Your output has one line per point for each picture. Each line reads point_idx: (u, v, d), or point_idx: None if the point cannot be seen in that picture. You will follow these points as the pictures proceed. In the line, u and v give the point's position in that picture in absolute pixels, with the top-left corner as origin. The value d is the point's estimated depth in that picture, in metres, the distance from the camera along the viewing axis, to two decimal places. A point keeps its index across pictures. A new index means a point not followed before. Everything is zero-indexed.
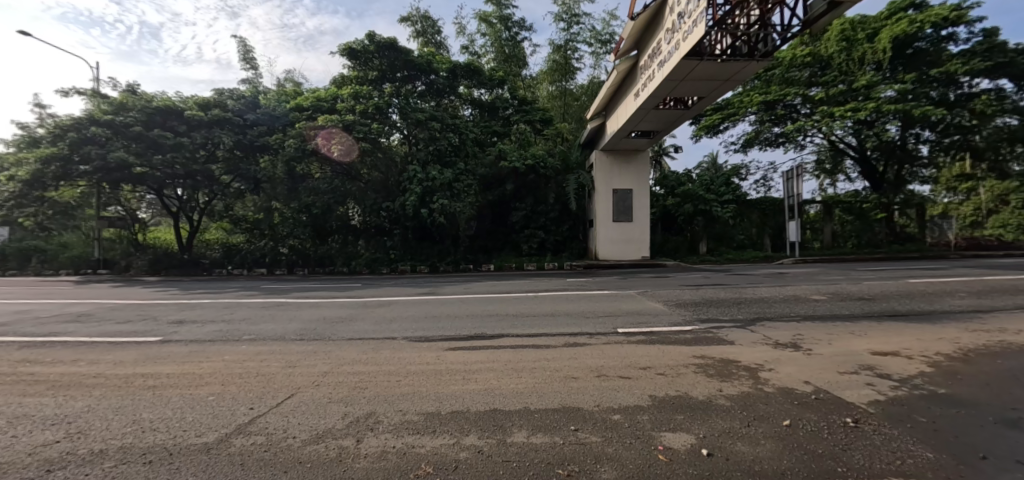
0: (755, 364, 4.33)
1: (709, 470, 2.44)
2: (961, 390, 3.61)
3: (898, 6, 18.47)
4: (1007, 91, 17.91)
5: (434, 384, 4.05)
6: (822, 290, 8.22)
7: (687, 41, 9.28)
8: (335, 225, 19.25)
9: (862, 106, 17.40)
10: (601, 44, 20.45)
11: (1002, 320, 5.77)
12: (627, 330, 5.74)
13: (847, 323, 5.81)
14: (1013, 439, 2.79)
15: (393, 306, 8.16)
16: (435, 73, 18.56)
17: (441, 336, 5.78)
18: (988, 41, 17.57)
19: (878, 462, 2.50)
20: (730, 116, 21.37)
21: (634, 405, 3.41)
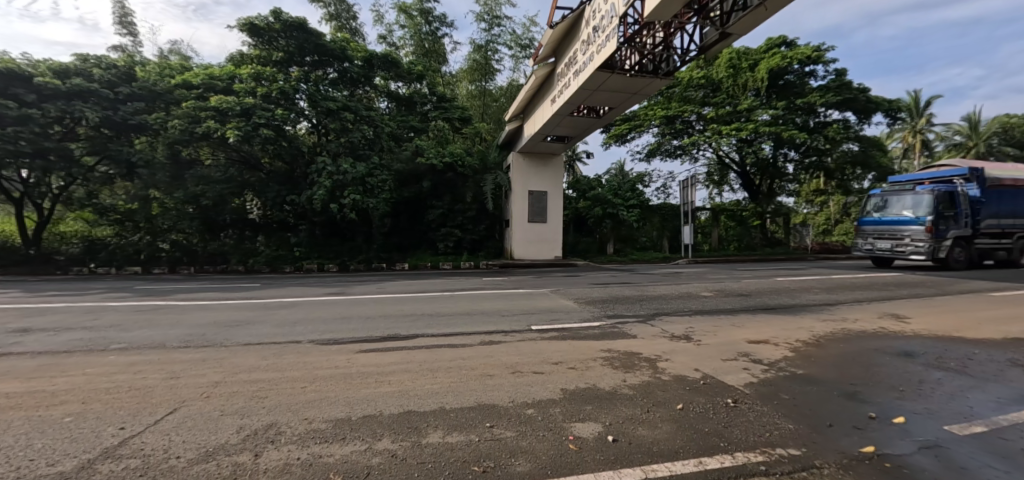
0: (654, 355, 4.75)
1: (614, 455, 2.65)
2: (813, 370, 4.32)
3: (774, 43, 21.46)
4: (851, 121, 21.63)
5: (345, 388, 3.85)
6: (711, 288, 9.28)
7: (601, 54, 9.85)
8: (229, 219, 17.39)
9: (743, 127, 19.99)
10: (522, 48, 20.90)
11: (843, 311, 7.03)
12: (541, 327, 5.94)
13: (728, 316, 6.64)
14: (849, 409, 3.43)
15: (300, 307, 7.58)
16: (349, 61, 17.50)
17: (352, 338, 5.50)
18: (839, 79, 21.09)
19: (752, 435, 2.94)
20: (636, 127, 23.30)
21: (547, 398, 3.55)
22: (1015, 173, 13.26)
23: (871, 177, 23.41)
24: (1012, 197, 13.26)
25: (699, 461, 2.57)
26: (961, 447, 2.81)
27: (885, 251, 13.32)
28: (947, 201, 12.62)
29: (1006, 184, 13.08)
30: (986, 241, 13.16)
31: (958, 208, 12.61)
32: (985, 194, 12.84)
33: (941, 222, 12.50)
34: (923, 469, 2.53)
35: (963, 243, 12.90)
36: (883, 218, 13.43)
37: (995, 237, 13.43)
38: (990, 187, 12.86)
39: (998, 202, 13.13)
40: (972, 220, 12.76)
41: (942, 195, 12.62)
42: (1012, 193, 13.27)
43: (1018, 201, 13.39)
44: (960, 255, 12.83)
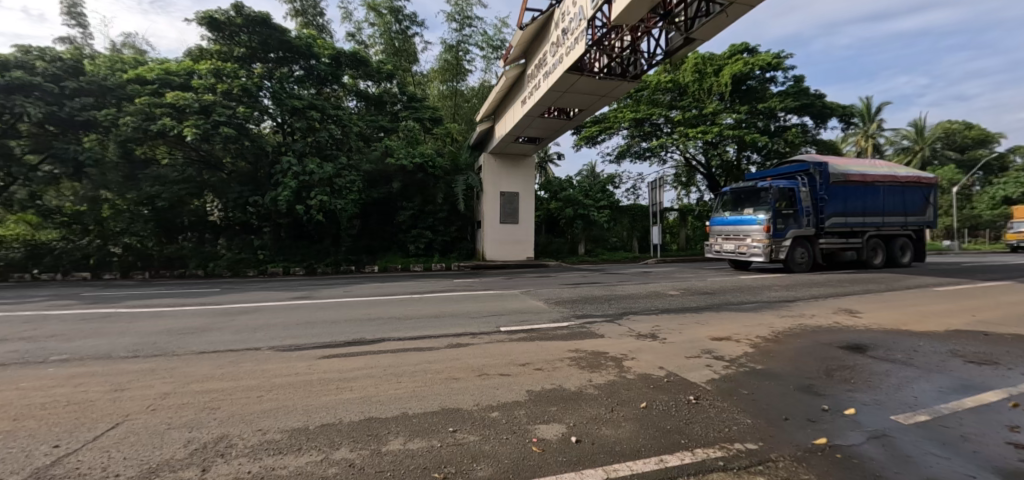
0: (620, 354, 4.79)
1: (577, 456, 2.64)
2: (772, 365, 4.45)
3: (737, 49, 22.25)
4: (809, 126, 22.63)
5: (303, 396, 3.70)
6: (677, 286, 9.48)
7: (570, 56, 9.91)
8: (187, 221, 16.62)
9: (708, 130, 20.62)
10: (493, 49, 20.88)
11: (800, 307, 7.31)
12: (510, 328, 5.91)
13: (694, 314, 6.79)
14: (804, 401, 3.54)
15: (262, 312, 7.29)
16: (316, 58, 17.05)
17: (316, 343, 5.31)
18: (797, 85, 22.05)
19: (712, 430, 2.99)
20: (606, 129, 23.67)
21: (512, 401, 3.51)
22: (861, 169, 13.28)
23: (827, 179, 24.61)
24: (860, 194, 13.30)
25: (660, 459, 2.59)
26: (907, 436, 2.93)
27: (730, 252, 13.42)
28: (789, 198, 12.69)
29: (855, 180, 13.07)
30: (833, 241, 13.18)
31: (798, 207, 12.59)
32: (831, 190, 12.86)
33: (782, 221, 12.56)
34: (870, 458, 2.62)
35: (806, 244, 12.92)
36: (729, 219, 13.55)
37: (845, 236, 13.46)
38: (835, 183, 12.82)
39: (848, 199, 13.14)
40: (814, 219, 12.82)
41: (784, 192, 12.68)
42: (862, 189, 13.30)
43: (865, 199, 13.43)
44: (802, 256, 12.84)
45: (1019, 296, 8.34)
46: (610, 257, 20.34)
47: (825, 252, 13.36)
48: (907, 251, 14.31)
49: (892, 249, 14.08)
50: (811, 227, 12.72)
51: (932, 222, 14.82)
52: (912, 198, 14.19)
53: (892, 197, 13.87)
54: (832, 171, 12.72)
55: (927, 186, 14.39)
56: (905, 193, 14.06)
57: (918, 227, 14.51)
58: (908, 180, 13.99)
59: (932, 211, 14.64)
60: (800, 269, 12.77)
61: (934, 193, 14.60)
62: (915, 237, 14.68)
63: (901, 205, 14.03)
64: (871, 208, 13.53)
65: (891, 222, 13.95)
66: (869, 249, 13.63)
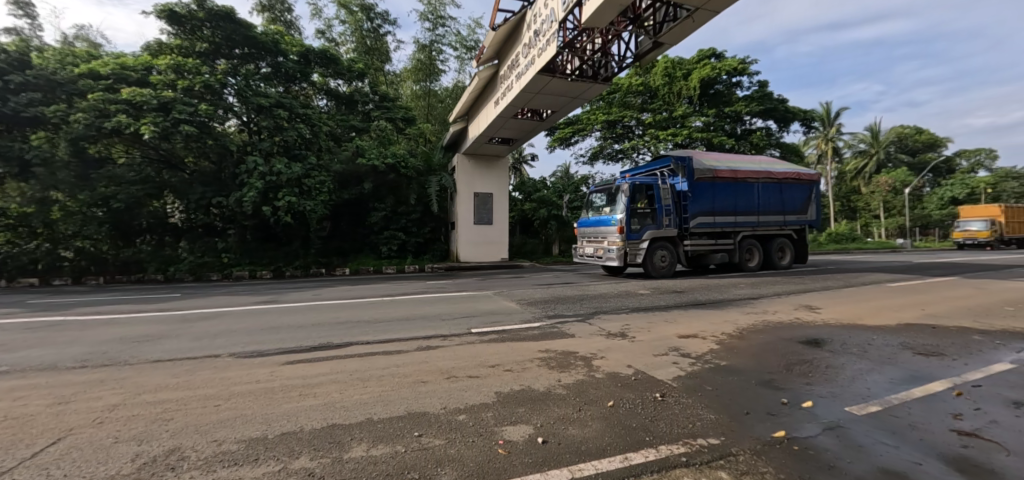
0: (590, 353, 4.83)
1: (542, 457, 2.63)
2: (736, 361, 4.57)
3: (705, 54, 22.91)
4: (772, 129, 23.48)
5: (264, 403, 3.56)
6: (648, 286, 9.64)
7: (542, 57, 9.97)
8: (145, 223, 15.85)
9: (678, 132, 21.23)
10: (467, 49, 20.81)
11: (763, 304, 7.55)
12: (481, 330, 5.87)
13: (662, 313, 6.91)
14: (765, 396, 3.65)
15: (224, 318, 7.00)
16: (283, 55, 16.58)
17: (280, 349, 5.14)
18: (762, 90, 22.86)
19: (676, 427, 3.04)
20: (579, 131, 23.93)
21: (480, 403, 3.48)
22: (733, 164, 12.31)
23: None
24: (731, 191, 12.22)
25: (624, 457, 2.61)
26: (859, 427, 3.05)
27: (591, 256, 12.18)
28: (648, 196, 11.64)
29: (723, 177, 11.99)
30: (700, 242, 12.13)
31: (657, 205, 11.63)
32: (695, 187, 11.76)
33: (640, 221, 11.45)
34: (825, 449, 2.72)
35: (668, 245, 11.87)
36: (591, 220, 12.31)
37: (716, 237, 12.42)
38: (699, 179, 11.72)
39: (718, 197, 12.08)
40: (674, 218, 11.79)
41: (643, 188, 11.59)
42: (733, 187, 12.24)
43: (738, 197, 12.38)
44: (663, 259, 11.80)
45: (962, 290, 8.87)
46: None
47: (692, 254, 12.32)
48: (788, 252, 13.44)
49: (769, 250, 13.11)
50: (671, 227, 11.73)
51: (817, 221, 13.92)
52: (791, 197, 13.22)
53: (767, 195, 12.87)
54: (695, 166, 11.67)
55: (808, 184, 13.43)
56: (783, 191, 13.08)
57: (799, 227, 13.56)
58: (786, 177, 12.99)
59: (815, 210, 13.73)
60: (659, 274, 11.70)
61: (816, 191, 13.67)
62: (796, 238, 13.80)
63: (779, 204, 13.05)
64: (744, 207, 12.48)
65: (768, 222, 12.94)
66: (744, 251, 12.61)
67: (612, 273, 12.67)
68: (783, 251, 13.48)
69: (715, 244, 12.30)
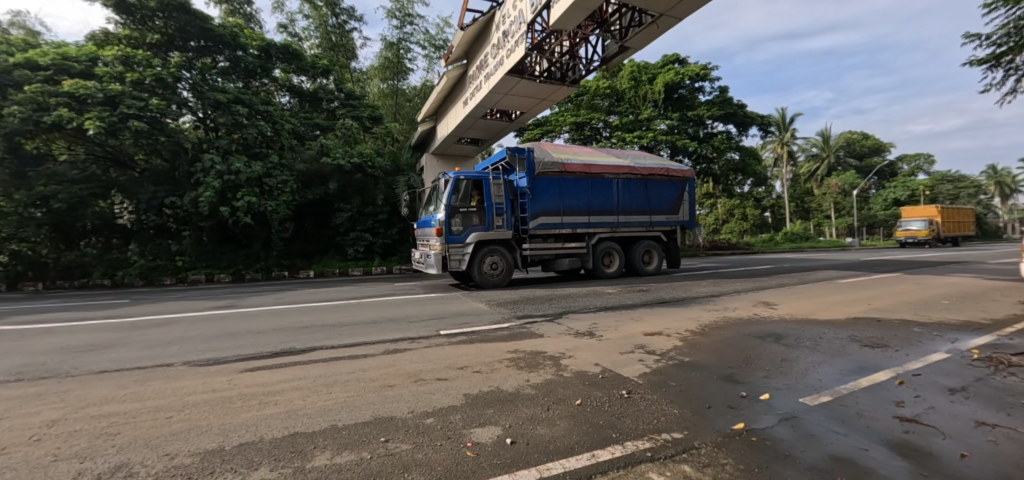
0: (558, 353, 4.88)
1: (510, 458, 2.64)
2: (698, 357, 4.74)
3: (669, 60, 23.64)
4: (733, 133, 24.43)
5: (222, 414, 3.41)
6: (615, 285, 9.82)
7: (511, 58, 10.02)
8: (89, 225, 14.82)
9: (644, 135, 21.83)
10: (436, 48, 20.63)
11: (723, 301, 7.86)
12: (449, 331, 5.83)
13: (628, 311, 7.07)
14: (725, 389, 3.80)
15: (178, 324, 6.65)
16: (242, 49, 15.91)
17: (239, 356, 4.93)
18: (722, 95, 23.77)
19: (642, 423, 3.12)
20: (548, 132, 24.13)
21: (448, 405, 3.46)
22: (589, 158, 11.16)
23: (749, 182, 26.74)
24: (584, 187, 11.04)
25: (591, 455, 2.66)
26: (812, 417, 3.22)
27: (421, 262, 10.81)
28: (476, 193, 10.31)
29: (573, 171, 10.83)
30: (542, 246, 10.80)
31: (485, 203, 10.30)
32: (535, 183, 10.47)
33: (463, 222, 10.03)
34: (781, 439, 2.85)
35: (500, 249, 10.51)
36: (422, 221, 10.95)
37: (567, 239, 11.21)
38: (540, 175, 10.46)
39: (566, 194, 10.87)
40: (508, 219, 10.48)
41: (473, 184, 10.30)
42: (587, 183, 11.08)
43: (591, 193, 11.17)
44: (493, 265, 10.39)
45: (902, 285, 9.52)
46: None
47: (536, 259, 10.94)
48: (657, 256, 12.41)
49: (632, 255, 12.00)
50: (506, 228, 10.45)
51: (692, 222, 12.88)
52: (659, 194, 12.14)
53: (630, 192, 11.75)
54: (533, 158, 10.33)
55: (679, 181, 12.34)
56: (648, 189, 11.95)
57: (666, 228, 12.43)
58: (653, 173, 11.87)
59: (688, 210, 12.65)
60: (491, 284, 10.33)
61: (688, 190, 12.61)
62: (667, 240, 12.72)
63: (644, 202, 11.92)
64: (600, 205, 11.32)
65: (629, 223, 11.79)
66: (601, 256, 11.46)
67: (459, 282, 11.29)
68: (651, 255, 12.44)
69: (563, 248, 11.04)
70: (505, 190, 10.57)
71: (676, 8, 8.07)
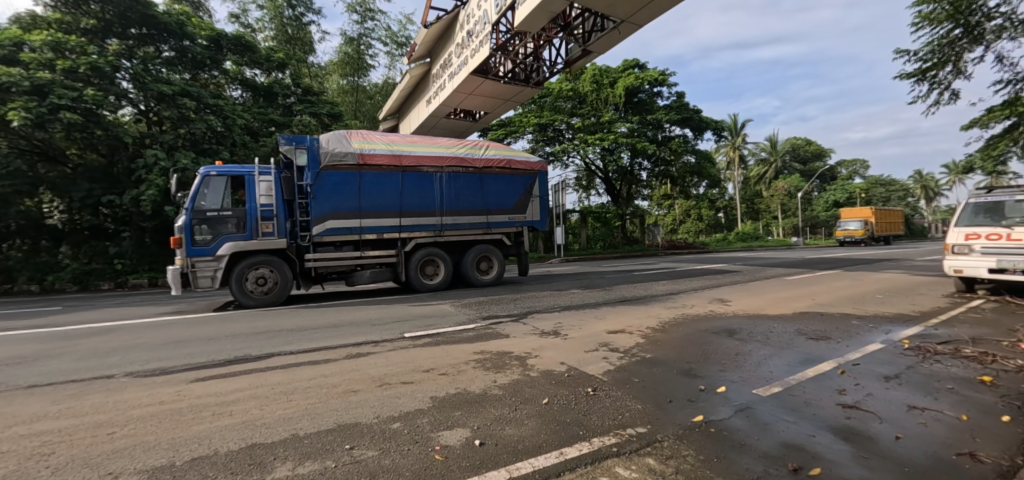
0: (524, 353, 4.92)
1: (479, 459, 2.64)
2: (659, 353, 4.93)
3: (629, 65, 24.38)
4: (689, 137, 25.48)
5: (172, 427, 3.20)
6: (578, 284, 10.01)
7: (475, 58, 10.01)
8: (10, 226, 13.43)
9: (605, 137, 22.38)
10: (398, 45, 20.25)
11: (681, 299, 8.20)
12: (415, 334, 5.76)
13: (591, 310, 7.24)
14: (683, 383, 3.98)
15: (118, 332, 6.18)
16: (189, 39, 14.94)
17: (190, 364, 4.65)
18: (679, 100, 24.77)
19: (608, 419, 3.22)
20: (511, 133, 24.22)
21: (415, 409, 3.42)
22: (406, 148, 9.64)
23: (704, 184, 27.98)
24: (393, 183, 9.44)
25: (559, 453, 2.71)
26: (764, 407, 3.43)
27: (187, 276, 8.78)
28: (237, 194, 8.29)
29: (377, 163, 9.21)
30: (332, 258, 8.95)
31: (247, 205, 8.27)
32: (320, 179, 8.77)
33: (212, 229, 7.97)
34: (736, 429, 3.02)
35: (273, 261, 8.47)
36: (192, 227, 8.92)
37: (370, 248, 9.41)
38: (325, 170, 8.79)
39: (367, 191, 9.21)
40: (280, 225, 8.51)
41: (232, 183, 8.26)
42: (398, 177, 9.47)
43: (403, 190, 9.53)
44: (258, 281, 8.31)
45: (841, 282, 10.28)
46: None
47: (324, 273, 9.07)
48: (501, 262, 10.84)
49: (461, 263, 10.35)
50: (280, 236, 8.48)
51: (543, 222, 11.47)
52: (500, 190, 10.72)
53: (465, 188, 10.25)
54: (318, 150, 8.71)
55: (524, 174, 10.98)
56: (483, 184, 10.49)
57: (508, 229, 10.89)
58: (486, 165, 10.46)
59: (536, 208, 11.22)
60: (254, 305, 8.20)
61: (536, 185, 11.25)
62: (512, 243, 11.13)
63: (482, 199, 10.45)
64: (422, 204, 9.75)
65: (457, 225, 10.20)
66: (417, 266, 9.70)
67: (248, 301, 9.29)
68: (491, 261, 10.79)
69: (361, 258, 9.25)
70: (279, 189, 8.65)
71: (636, 15, 8.34)
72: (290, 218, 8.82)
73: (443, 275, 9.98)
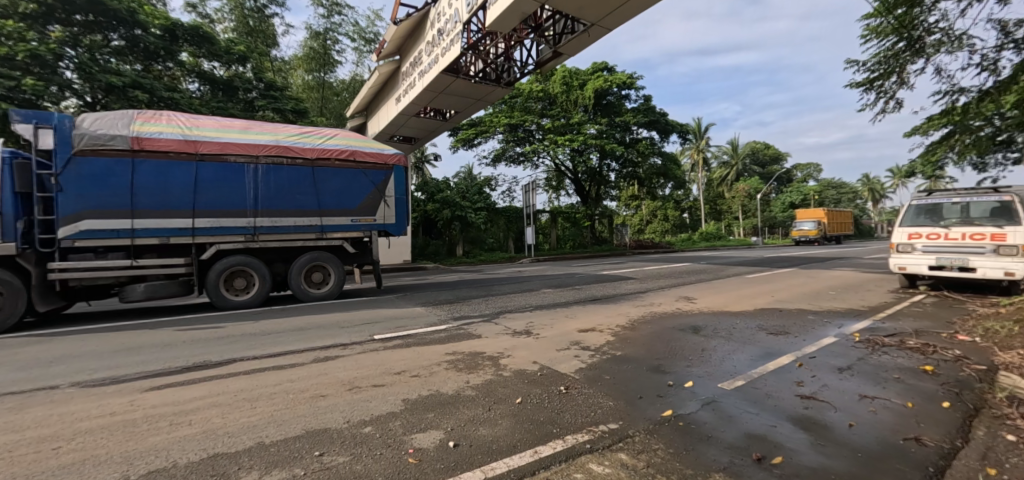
0: (497, 353, 4.93)
1: (454, 461, 2.63)
2: (628, 350, 5.05)
3: (598, 67, 24.80)
4: (655, 139, 26.17)
5: (125, 439, 3.01)
6: (549, 284, 10.10)
7: (446, 57, 9.93)
8: None
9: (575, 138, 22.65)
10: (366, 42, 19.80)
11: (648, 297, 8.43)
12: (385, 336, 5.65)
13: (562, 309, 7.33)
14: (652, 379, 4.10)
15: (61, 340, 5.75)
16: (141, 27, 14.07)
17: (144, 372, 4.38)
18: (647, 103, 25.42)
19: (580, 416, 3.27)
20: (482, 133, 24.16)
21: (387, 412, 3.36)
22: (219, 134, 8.11)
23: (669, 186, 28.79)
24: (185, 175, 7.78)
25: (534, 451, 2.73)
26: (728, 400, 3.58)
27: None
28: None
29: (165, 148, 7.59)
30: (95, 266, 7.17)
31: None
32: (76, 169, 7.07)
33: None
34: (702, 422, 3.14)
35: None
36: None
37: (152, 254, 7.75)
38: (79, 157, 7.07)
39: (143, 183, 7.51)
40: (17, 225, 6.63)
41: None
42: (192, 168, 7.82)
43: (200, 184, 7.90)
44: None
45: (797, 279, 10.83)
46: (487, 257, 21.12)
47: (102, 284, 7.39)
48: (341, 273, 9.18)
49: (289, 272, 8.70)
50: (5, 239, 6.49)
51: (400, 226, 9.94)
52: (343, 187, 9.19)
53: (293, 184, 8.69)
54: (69, 131, 7.01)
55: (376, 169, 9.52)
56: (318, 180, 8.95)
57: (351, 234, 9.33)
58: (322, 157, 8.94)
59: (389, 210, 9.67)
60: None
61: (392, 184, 9.78)
62: (358, 251, 9.56)
63: (316, 197, 8.91)
64: (227, 201, 8.12)
65: (280, 228, 8.59)
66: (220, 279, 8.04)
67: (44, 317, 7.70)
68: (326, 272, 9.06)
69: (138, 268, 7.53)
70: (8, 177, 6.68)
71: (606, 19, 8.49)
72: (25, 216, 6.86)
73: (257, 288, 8.25)
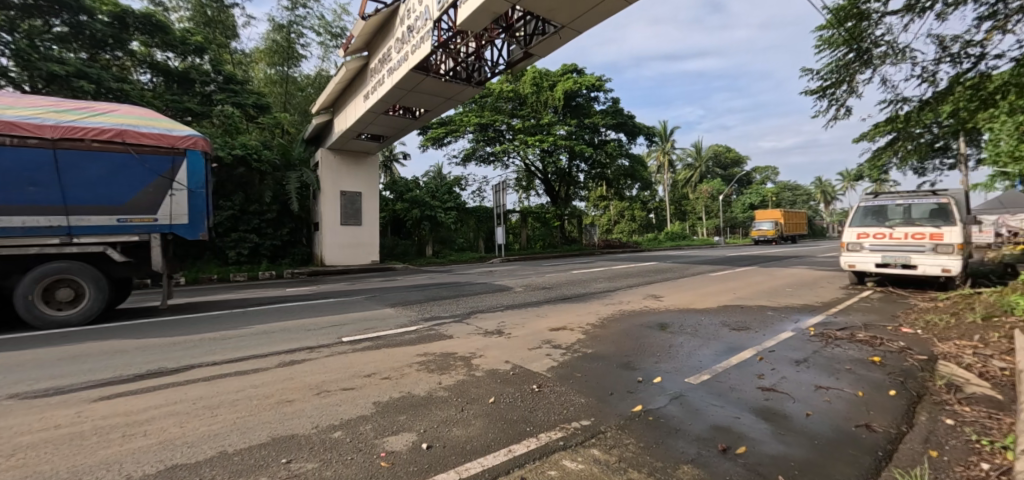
0: (469, 353, 4.91)
1: (428, 463, 2.60)
2: (598, 348, 5.14)
3: (568, 69, 25.11)
4: (623, 141, 26.74)
5: (70, 454, 2.80)
6: (520, 284, 10.15)
7: (415, 54, 9.78)
8: None
9: (545, 138, 22.82)
10: (332, 36, 19.25)
11: (616, 296, 8.61)
12: (354, 338, 5.52)
13: (533, 309, 7.38)
14: (621, 376, 4.19)
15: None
16: (87, 13, 13.12)
17: (91, 381, 4.09)
18: (614, 106, 25.95)
19: (553, 414, 3.30)
20: (452, 132, 23.99)
21: (357, 416, 3.28)
22: None
23: (636, 186, 29.50)
24: None
25: (508, 450, 2.74)
26: (695, 394, 3.71)
27: None
28: None
29: None
30: None
31: None
32: None
33: None
34: (670, 416, 3.24)
35: None
36: None
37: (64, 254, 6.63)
38: None
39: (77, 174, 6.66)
40: None
41: None
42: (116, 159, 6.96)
43: None
44: None
45: (755, 277, 11.35)
46: (457, 257, 21.00)
47: None
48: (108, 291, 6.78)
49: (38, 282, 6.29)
50: None
51: (196, 228, 7.63)
52: (112, 178, 6.90)
53: (35, 173, 6.37)
54: None
55: (156, 154, 7.25)
56: (70, 168, 6.62)
57: (125, 239, 6.99)
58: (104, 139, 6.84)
59: (177, 206, 7.37)
60: None
61: (183, 173, 7.46)
62: (134, 260, 7.15)
63: (68, 191, 6.57)
64: None
65: (30, 232, 6.31)
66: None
67: None
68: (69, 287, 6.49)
69: None
70: None
71: (577, 21, 8.60)
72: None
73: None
